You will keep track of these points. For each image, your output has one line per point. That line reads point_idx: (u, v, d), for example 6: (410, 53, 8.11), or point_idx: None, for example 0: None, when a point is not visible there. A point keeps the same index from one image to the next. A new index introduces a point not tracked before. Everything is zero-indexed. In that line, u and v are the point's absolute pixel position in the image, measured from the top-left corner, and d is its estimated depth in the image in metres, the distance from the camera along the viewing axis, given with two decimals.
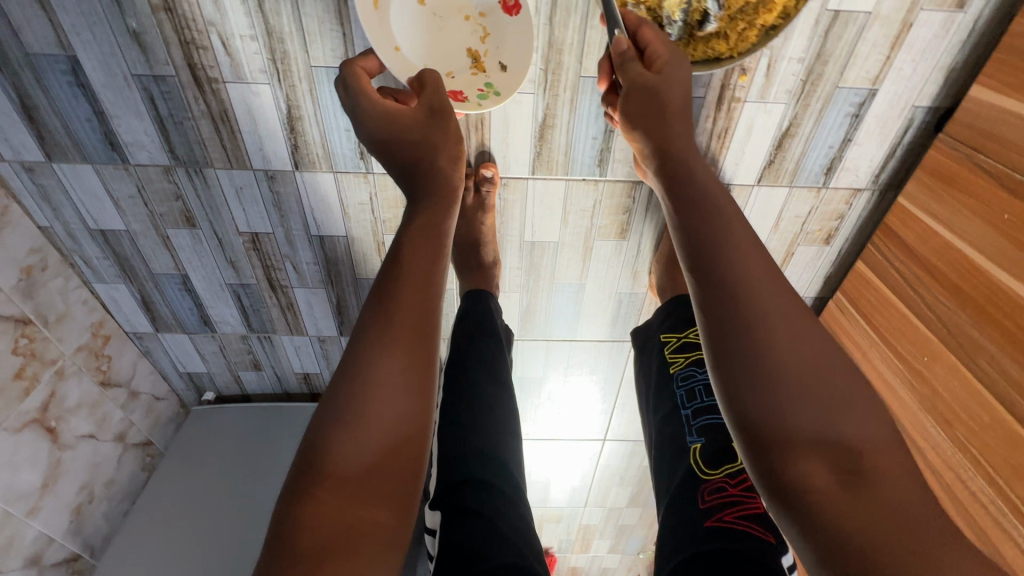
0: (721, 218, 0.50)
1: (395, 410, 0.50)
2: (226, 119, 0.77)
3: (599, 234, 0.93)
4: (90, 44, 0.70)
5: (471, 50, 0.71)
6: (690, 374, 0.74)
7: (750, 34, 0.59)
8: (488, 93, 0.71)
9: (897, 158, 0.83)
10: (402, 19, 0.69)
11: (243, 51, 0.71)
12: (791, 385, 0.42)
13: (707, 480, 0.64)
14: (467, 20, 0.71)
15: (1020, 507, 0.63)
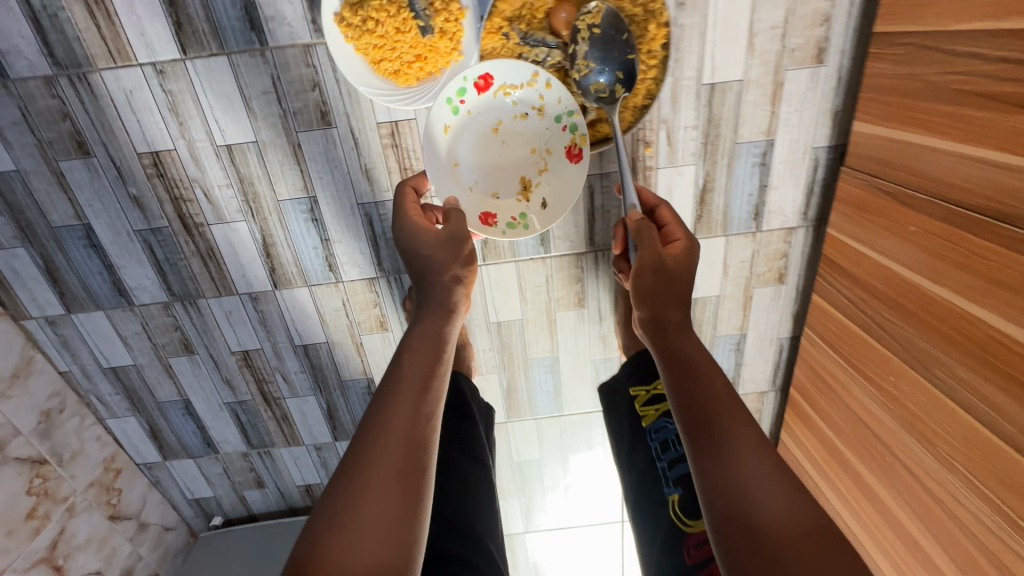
0: (706, 378, 0.59)
1: (411, 452, 0.54)
2: (212, 255, 0.89)
3: (559, 305, 0.98)
4: (100, 211, 0.85)
5: (524, 179, 0.77)
6: (663, 426, 0.76)
7: (626, 115, 0.74)
8: (518, 224, 0.77)
9: (817, 194, 0.88)
10: (471, 143, 0.76)
11: (222, 198, 0.85)
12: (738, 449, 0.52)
13: (691, 531, 0.65)
14: (532, 151, 0.77)
15: (1017, 521, 0.59)
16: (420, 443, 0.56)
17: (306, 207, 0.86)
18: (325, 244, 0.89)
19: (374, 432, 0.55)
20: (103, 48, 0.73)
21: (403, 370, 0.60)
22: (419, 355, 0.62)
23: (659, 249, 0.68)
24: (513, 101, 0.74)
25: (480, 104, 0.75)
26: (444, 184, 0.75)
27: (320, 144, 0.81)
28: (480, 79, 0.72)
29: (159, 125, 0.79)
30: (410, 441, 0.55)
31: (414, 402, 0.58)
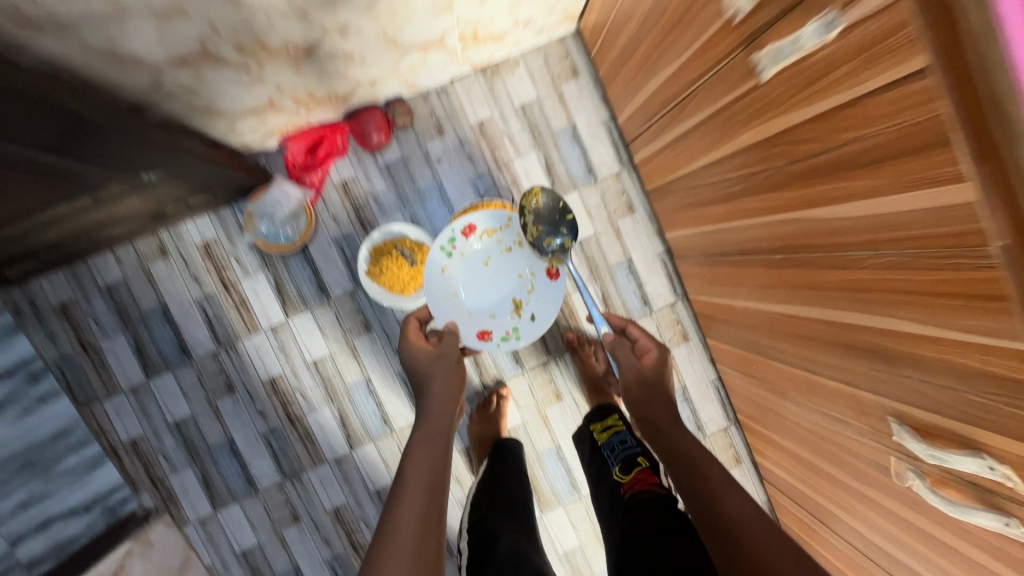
0: (678, 439, 0.86)
1: (424, 526, 0.70)
2: (309, 436, 1.34)
3: (545, 404, 1.38)
4: (239, 427, 1.33)
5: (515, 300, 1.27)
6: (613, 440, 1.06)
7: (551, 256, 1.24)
8: (512, 334, 1.26)
9: (675, 279, 1.38)
10: (472, 278, 1.26)
11: (313, 395, 1.33)
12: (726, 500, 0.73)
13: (623, 481, 0.94)
14: (518, 276, 1.27)
15: (823, 412, 0.92)
16: (431, 525, 0.71)
17: (365, 385, 1.34)
18: (380, 406, 1.35)
19: (387, 528, 0.69)
20: (244, 328, 1.31)
21: (407, 472, 0.76)
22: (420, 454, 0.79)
23: (631, 361, 1.01)
24: (497, 241, 1.27)
25: (471, 248, 1.26)
26: (446, 310, 1.23)
27: (368, 342, 1.33)
28: (465, 229, 1.24)
29: (275, 360, 1.32)
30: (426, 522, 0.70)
31: (424, 492, 0.74)
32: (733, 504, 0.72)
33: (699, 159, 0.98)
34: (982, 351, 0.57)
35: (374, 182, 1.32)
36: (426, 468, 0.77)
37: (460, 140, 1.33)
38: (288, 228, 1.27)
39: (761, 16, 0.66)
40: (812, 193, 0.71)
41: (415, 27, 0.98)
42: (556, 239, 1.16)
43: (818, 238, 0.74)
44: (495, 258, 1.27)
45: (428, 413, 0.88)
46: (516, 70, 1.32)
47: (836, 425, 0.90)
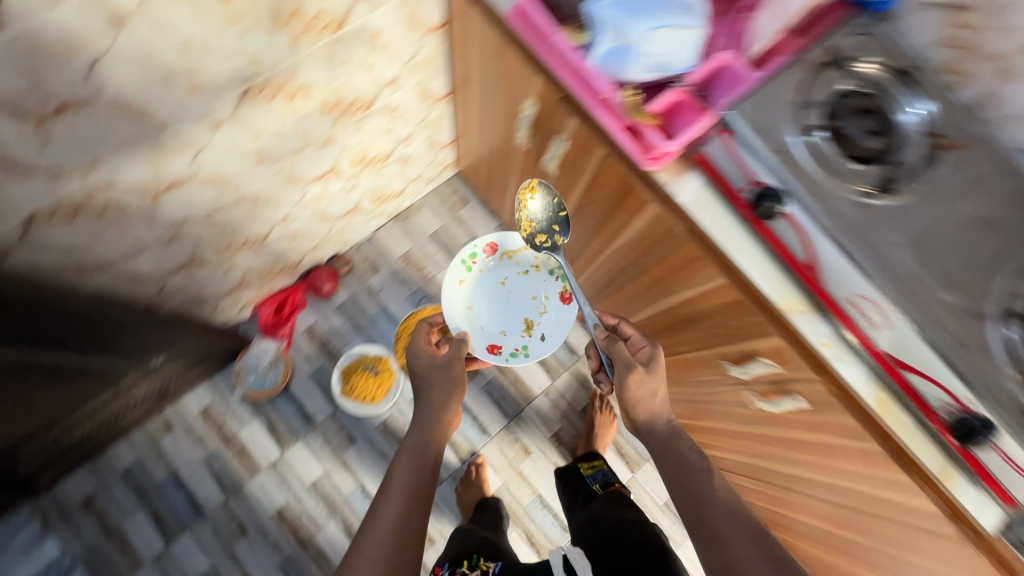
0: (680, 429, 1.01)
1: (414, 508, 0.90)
2: (321, 554, 1.48)
3: (517, 461, 1.59)
4: (256, 566, 1.46)
5: (526, 319, 1.38)
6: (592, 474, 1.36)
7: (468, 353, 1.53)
8: (521, 350, 1.38)
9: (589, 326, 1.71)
10: (510, 286, 1.39)
11: (317, 514, 1.51)
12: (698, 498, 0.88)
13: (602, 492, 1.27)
14: (531, 299, 1.39)
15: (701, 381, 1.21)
16: (408, 533, 0.87)
17: (361, 491, 1.53)
18: None
19: (385, 502, 0.91)
20: (247, 472, 1.52)
21: (407, 463, 0.96)
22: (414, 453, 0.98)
23: (626, 357, 0.99)
24: (517, 263, 1.39)
25: (488, 264, 1.39)
26: (458, 320, 1.36)
27: (355, 452, 1.55)
28: (488, 247, 1.38)
29: (278, 493, 1.51)
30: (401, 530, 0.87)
31: (406, 509, 0.90)
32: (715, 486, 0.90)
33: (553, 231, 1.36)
34: (713, 310, 0.93)
35: (333, 321, 1.65)
36: (412, 490, 0.93)
37: (392, 271, 1.70)
38: (270, 375, 1.54)
39: (536, 144, 1.08)
40: (612, 231, 1.07)
41: (335, 203, 1.39)
42: (550, 238, 1.11)
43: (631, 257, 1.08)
44: (512, 278, 1.39)
45: (424, 441, 1.01)
46: (421, 211, 1.75)
47: (712, 388, 1.18)
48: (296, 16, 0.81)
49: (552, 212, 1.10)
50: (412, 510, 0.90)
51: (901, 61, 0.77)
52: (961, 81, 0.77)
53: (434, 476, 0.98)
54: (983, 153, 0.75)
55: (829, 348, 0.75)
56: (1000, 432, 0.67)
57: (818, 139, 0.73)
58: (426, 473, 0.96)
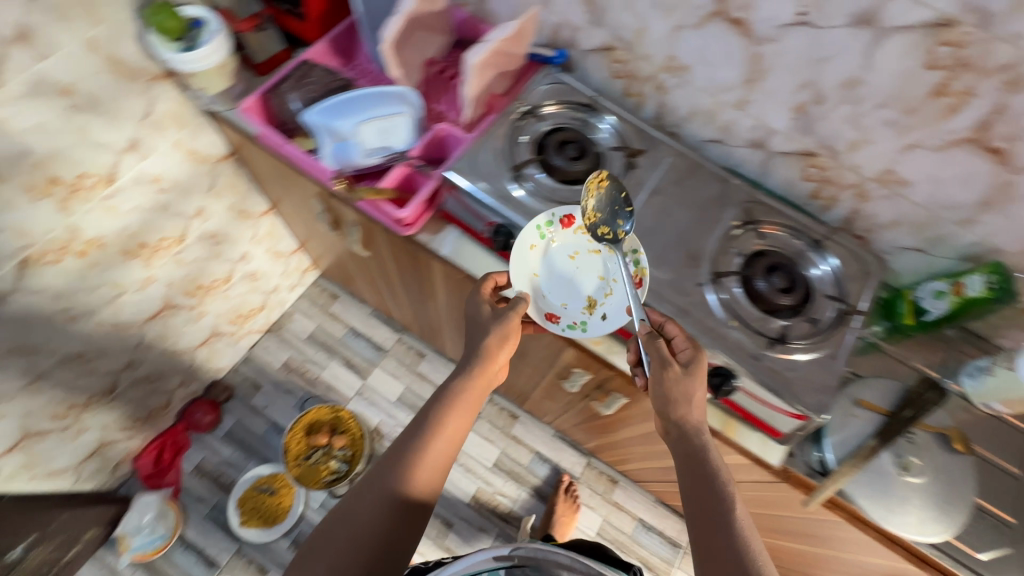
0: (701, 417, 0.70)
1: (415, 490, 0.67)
2: None
3: (442, 537, 1.55)
4: None
5: (589, 298, 0.82)
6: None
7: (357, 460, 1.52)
8: (577, 326, 0.80)
9: None
10: (556, 271, 0.83)
11: None
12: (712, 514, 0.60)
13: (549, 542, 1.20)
14: (572, 257, 0.83)
15: (567, 403, 1.27)
16: (388, 540, 0.65)
17: None
18: None
19: (380, 478, 0.68)
20: None
21: (424, 431, 0.71)
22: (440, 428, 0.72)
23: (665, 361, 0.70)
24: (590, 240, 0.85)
25: (565, 238, 0.83)
26: (518, 279, 0.81)
27: None
28: (565, 217, 0.83)
29: None
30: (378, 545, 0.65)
31: (390, 513, 0.66)
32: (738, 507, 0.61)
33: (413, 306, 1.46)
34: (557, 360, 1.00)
35: (221, 452, 1.59)
36: (395, 486, 0.67)
37: (274, 383, 1.69)
38: (159, 528, 1.44)
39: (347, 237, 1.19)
40: (437, 294, 1.16)
41: (188, 335, 1.40)
42: (620, 229, 0.80)
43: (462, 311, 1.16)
44: (585, 252, 0.85)
45: (432, 406, 0.74)
46: (294, 317, 1.78)
47: (577, 406, 1.23)
48: (57, 184, 0.88)
49: (610, 210, 0.81)
50: (392, 516, 0.66)
51: (573, 99, 0.92)
52: (641, 101, 0.94)
53: (444, 471, 0.71)
54: (668, 153, 0.91)
55: (599, 346, 0.86)
56: (741, 376, 0.76)
57: (537, 184, 0.86)
58: (414, 468, 0.68)
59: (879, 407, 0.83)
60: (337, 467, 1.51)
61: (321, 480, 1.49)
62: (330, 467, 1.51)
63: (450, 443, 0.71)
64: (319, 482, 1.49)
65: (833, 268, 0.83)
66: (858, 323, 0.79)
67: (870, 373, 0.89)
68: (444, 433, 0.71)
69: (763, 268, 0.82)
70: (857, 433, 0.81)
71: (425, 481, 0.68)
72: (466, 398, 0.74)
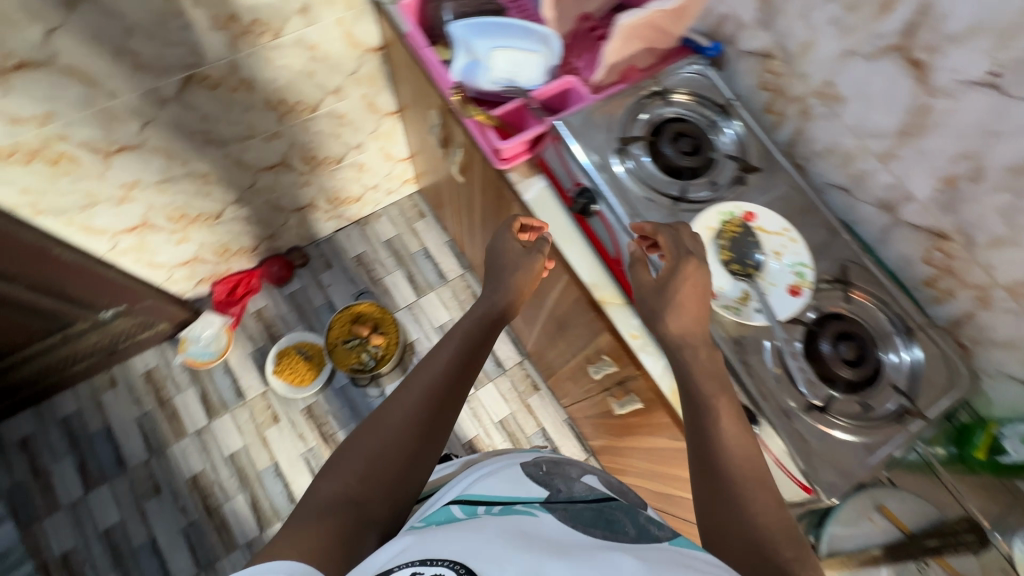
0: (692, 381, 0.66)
1: (433, 402, 0.67)
2: (224, 525, 1.54)
3: None
4: (162, 524, 1.53)
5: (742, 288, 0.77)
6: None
7: (387, 360, 1.64)
8: (729, 308, 0.75)
9: (517, 342, 1.78)
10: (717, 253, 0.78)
11: (229, 485, 1.57)
12: (720, 464, 0.59)
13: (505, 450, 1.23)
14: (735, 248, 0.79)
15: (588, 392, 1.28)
16: (420, 450, 0.64)
17: (275, 470, 1.60)
18: (287, 487, 1.58)
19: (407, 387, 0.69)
20: (173, 434, 1.61)
21: (448, 355, 0.72)
22: (461, 346, 0.73)
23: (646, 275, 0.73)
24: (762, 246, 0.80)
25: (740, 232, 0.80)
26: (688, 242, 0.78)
27: (277, 431, 1.63)
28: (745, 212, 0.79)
29: (196, 459, 1.59)
30: (409, 454, 0.63)
31: (420, 422, 0.65)
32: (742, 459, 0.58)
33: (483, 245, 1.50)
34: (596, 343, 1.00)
35: (281, 307, 1.78)
36: (423, 405, 0.66)
37: (344, 269, 1.83)
38: (211, 345, 1.67)
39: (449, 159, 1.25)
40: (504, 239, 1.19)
41: (290, 196, 1.56)
42: (756, 257, 0.76)
43: (519, 262, 1.18)
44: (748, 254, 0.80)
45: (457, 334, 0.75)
46: (381, 219, 1.90)
47: (596, 398, 1.22)
48: (234, 21, 1.01)
49: (753, 246, 0.77)
50: (422, 430, 0.65)
51: (707, 98, 0.89)
52: (778, 120, 0.88)
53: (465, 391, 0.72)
54: (784, 183, 0.85)
55: (636, 339, 0.84)
56: (761, 424, 0.72)
57: (640, 169, 0.84)
58: (441, 380, 0.69)
59: (901, 524, 0.75)
60: (365, 360, 1.63)
61: (348, 366, 1.62)
62: (359, 358, 1.64)
63: (469, 363, 0.73)
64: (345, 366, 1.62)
65: (914, 361, 0.75)
66: (914, 429, 0.72)
67: (911, 489, 0.79)
68: (470, 353, 0.74)
69: (833, 333, 0.76)
70: (866, 536, 0.75)
71: (451, 391, 0.69)
72: (491, 325, 0.78)
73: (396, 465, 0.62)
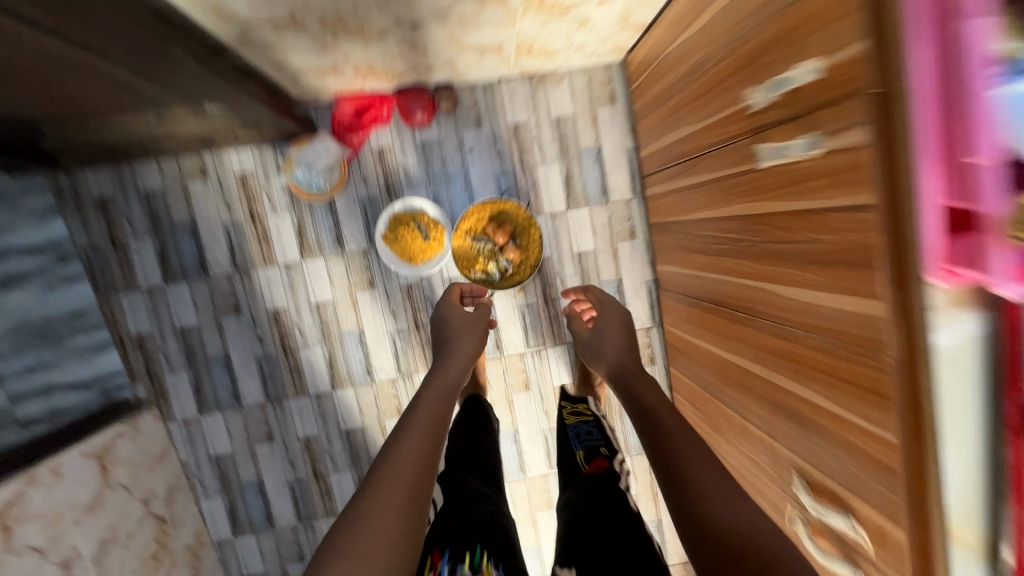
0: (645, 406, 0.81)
1: (416, 465, 0.67)
2: (298, 370, 1.47)
3: (513, 389, 1.51)
4: (236, 346, 1.46)
5: None
6: (580, 424, 1.24)
7: (518, 275, 1.38)
8: None
9: (656, 306, 1.50)
10: None
11: (309, 333, 1.46)
12: (734, 526, 0.60)
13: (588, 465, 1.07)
14: None
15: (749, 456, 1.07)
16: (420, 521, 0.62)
17: (358, 337, 1.47)
18: (367, 358, 1.48)
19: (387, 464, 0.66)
20: (260, 258, 1.43)
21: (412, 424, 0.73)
22: (426, 415, 0.75)
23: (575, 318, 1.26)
24: None
25: None
26: None
27: (369, 299, 1.46)
28: None
29: (281, 295, 1.44)
30: (398, 538, 0.60)
31: (411, 492, 0.63)
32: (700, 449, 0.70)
33: (700, 209, 1.09)
34: (844, 487, 0.76)
35: (408, 155, 1.42)
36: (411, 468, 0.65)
37: (494, 135, 1.43)
38: (323, 178, 1.38)
39: (773, 111, 0.76)
40: (783, 273, 0.81)
41: (479, 34, 1.08)
42: None
43: (786, 312, 0.82)
44: None
45: (428, 409, 0.77)
46: (561, 85, 1.41)
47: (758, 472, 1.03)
48: None
49: None
50: (415, 497, 0.63)
51: None
52: None
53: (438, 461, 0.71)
54: None
55: None
56: None
57: None
58: (422, 465, 0.67)
59: None
60: (492, 267, 1.38)
61: (472, 267, 1.38)
62: (484, 262, 1.38)
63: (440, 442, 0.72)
64: (469, 268, 1.38)
65: None
66: None
67: None
68: (432, 421, 0.74)
69: None
70: None
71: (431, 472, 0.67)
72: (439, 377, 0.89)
73: (386, 546, 0.59)
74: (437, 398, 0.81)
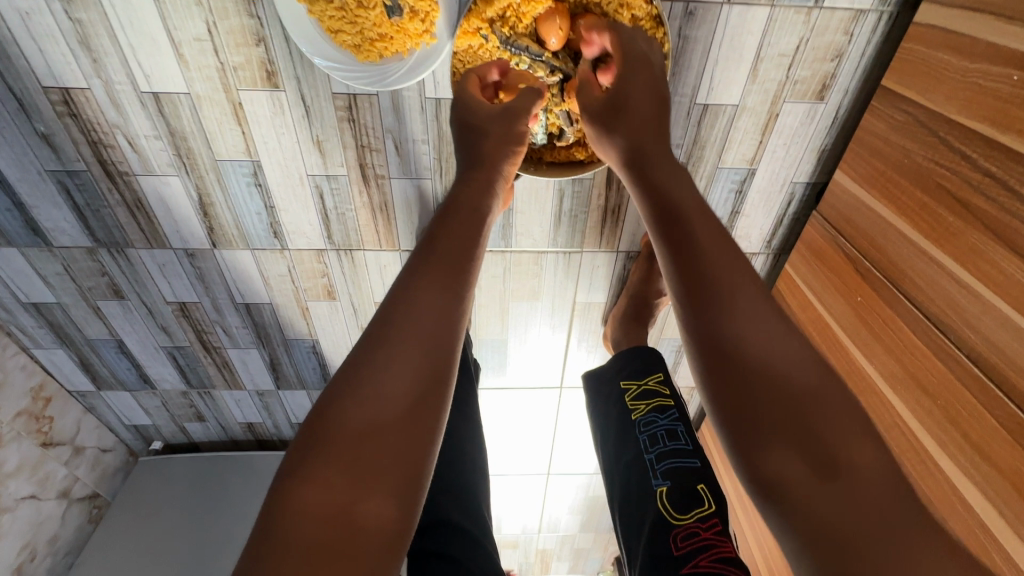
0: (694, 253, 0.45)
1: (425, 307, 0.44)
2: (141, 206, 0.81)
3: (513, 295, 0.97)
4: (2, 145, 0.74)
5: None
6: (651, 420, 0.74)
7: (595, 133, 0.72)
8: None
9: (785, 226, 0.87)
10: None
11: (150, 148, 0.75)
12: (784, 381, 0.38)
13: (678, 526, 0.64)
14: None
15: None
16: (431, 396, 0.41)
17: (249, 171, 0.78)
18: (269, 211, 0.82)
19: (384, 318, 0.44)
20: None
21: (432, 254, 0.49)
22: (457, 236, 0.51)
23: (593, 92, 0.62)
24: None
25: None
26: None
27: (267, 107, 0.71)
28: None
29: (66, 57, 0.66)
30: (410, 402, 0.40)
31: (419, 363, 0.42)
32: (766, 334, 0.40)
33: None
34: None
35: None
36: (431, 304, 0.45)
37: None
38: None
39: None
40: None
41: None
42: None
43: None
44: None
45: (461, 209, 0.54)
46: None
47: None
48: None
49: None
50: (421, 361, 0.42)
51: None
52: None
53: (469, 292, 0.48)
54: None
55: None
56: None
57: None
58: (432, 304, 0.45)
59: None
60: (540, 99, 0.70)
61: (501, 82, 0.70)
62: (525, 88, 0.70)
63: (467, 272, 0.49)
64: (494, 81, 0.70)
65: None
66: None
67: None
68: (463, 241, 0.51)
69: None
70: None
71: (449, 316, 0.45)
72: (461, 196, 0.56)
73: (396, 421, 0.39)
74: (468, 203, 0.55)
